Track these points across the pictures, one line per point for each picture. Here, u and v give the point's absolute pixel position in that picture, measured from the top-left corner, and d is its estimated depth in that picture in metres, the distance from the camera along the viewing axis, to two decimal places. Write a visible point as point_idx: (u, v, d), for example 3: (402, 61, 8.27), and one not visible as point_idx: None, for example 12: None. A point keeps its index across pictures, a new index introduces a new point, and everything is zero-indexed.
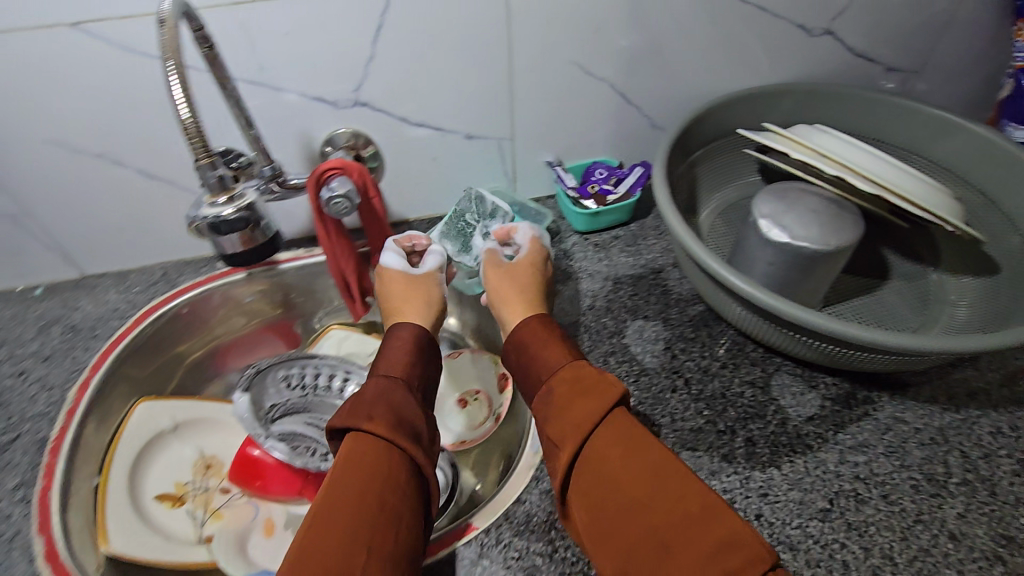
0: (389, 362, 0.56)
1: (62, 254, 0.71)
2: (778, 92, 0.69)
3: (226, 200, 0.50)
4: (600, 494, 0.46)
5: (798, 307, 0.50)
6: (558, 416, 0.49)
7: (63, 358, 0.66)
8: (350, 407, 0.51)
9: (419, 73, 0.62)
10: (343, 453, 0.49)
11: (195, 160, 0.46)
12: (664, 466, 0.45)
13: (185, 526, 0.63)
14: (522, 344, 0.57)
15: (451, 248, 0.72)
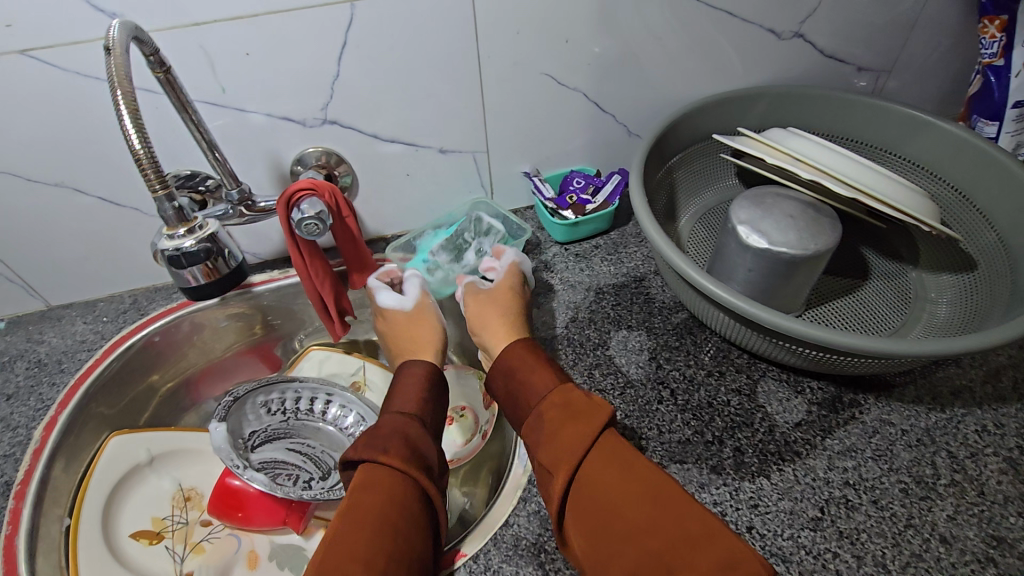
0: (403, 398, 0.55)
1: (25, 286, 0.68)
2: (750, 95, 0.69)
3: (185, 232, 0.48)
4: (600, 519, 0.44)
5: (780, 314, 0.49)
6: (548, 441, 0.49)
7: (28, 396, 0.63)
8: (366, 438, 0.50)
9: (388, 89, 0.61)
10: (355, 485, 0.48)
11: (150, 191, 0.45)
12: (663, 490, 0.44)
13: (165, 563, 0.60)
14: (509, 370, 0.56)
15: (444, 259, 0.75)
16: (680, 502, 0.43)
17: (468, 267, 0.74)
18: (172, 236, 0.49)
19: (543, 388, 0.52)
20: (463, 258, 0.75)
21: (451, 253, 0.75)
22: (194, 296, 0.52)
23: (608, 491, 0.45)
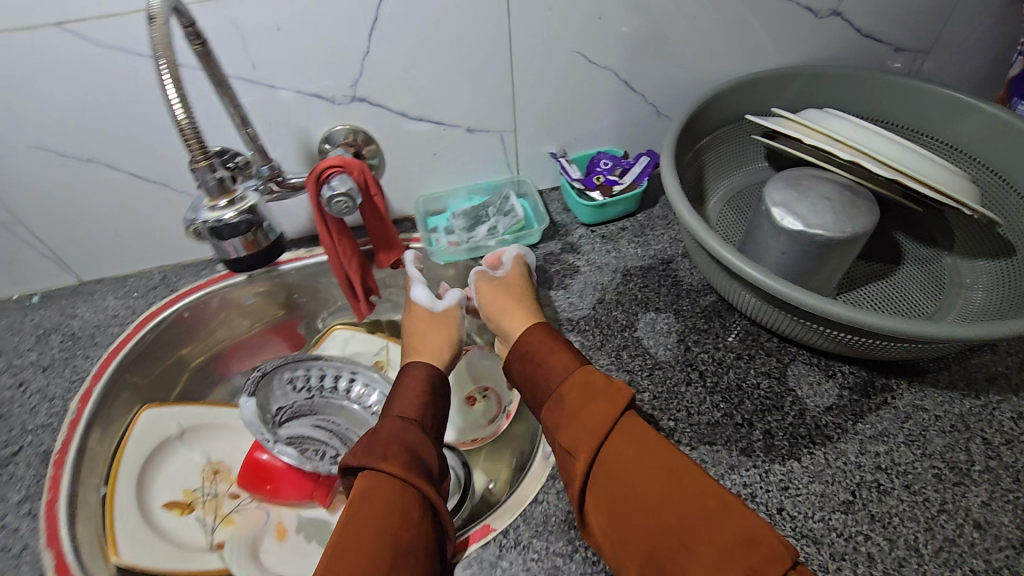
0: (401, 402, 0.54)
1: (58, 260, 0.69)
2: (784, 76, 0.68)
3: (227, 204, 0.48)
4: (619, 506, 0.44)
5: (819, 296, 0.48)
6: (568, 424, 0.48)
7: (63, 367, 0.64)
8: (363, 445, 0.49)
9: (420, 66, 0.61)
10: (353, 495, 0.47)
11: (192, 162, 0.45)
12: (682, 470, 0.43)
13: (197, 533, 0.62)
14: (529, 352, 0.55)
15: (459, 223, 0.73)
16: (699, 483, 0.43)
17: (475, 237, 0.71)
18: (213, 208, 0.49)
19: (557, 373, 0.52)
20: (476, 228, 0.72)
21: (468, 221, 0.73)
22: (234, 269, 0.54)
23: (625, 476, 0.44)
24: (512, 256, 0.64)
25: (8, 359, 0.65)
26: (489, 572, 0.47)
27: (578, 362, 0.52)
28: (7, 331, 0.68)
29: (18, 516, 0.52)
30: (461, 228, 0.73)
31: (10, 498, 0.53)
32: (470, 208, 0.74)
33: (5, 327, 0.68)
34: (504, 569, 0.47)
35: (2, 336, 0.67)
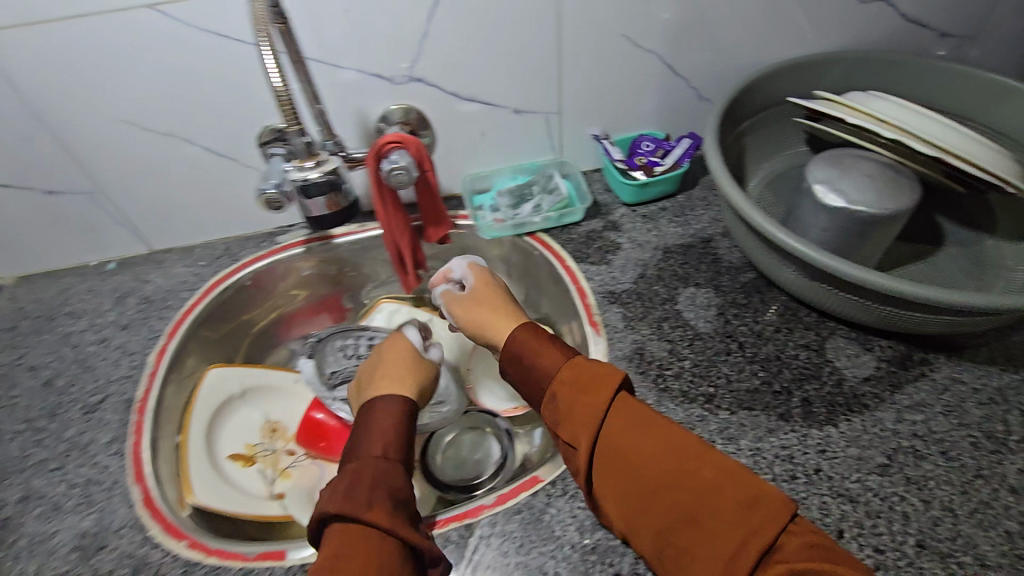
0: (378, 442, 0.49)
1: (133, 230, 0.74)
2: (826, 60, 0.69)
3: (313, 164, 0.59)
4: (622, 490, 0.43)
5: (862, 268, 0.51)
6: (567, 418, 0.47)
7: (140, 327, 0.69)
8: (343, 492, 0.44)
9: (475, 48, 0.64)
10: (330, 550, 0.41)
11: (287, 127, 0.55)
12: (678, 444, 0.42)
13: (259, 484, 0.66)
14: (522, 352, 0.53)
15: (505, 201, 0.76)
16: (695, 456, 0.42)
17: (522, 212, 0.74)
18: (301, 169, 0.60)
19: (547, 370, 0.51)
20: (522, 204, 0.75)
21: (514, 198, 0.76)
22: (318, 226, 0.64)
23: (622, 461, 0.44)
24: (467, 264, 0.64)
25: (90, 318, 0.70)
26: (539, 518, 0.50)
27: (565, 356, 0.51)
28: (88, 293, 0.73)
29: (107, 455, 0.57)
30: (508, 205, 0.75)
31: (100, 439, 0.58)
32: (514, 187, 0.77)
33: (85, 291, 0.74)
34: (553, 516, 0.50)
35: (83, 298, 0.73)
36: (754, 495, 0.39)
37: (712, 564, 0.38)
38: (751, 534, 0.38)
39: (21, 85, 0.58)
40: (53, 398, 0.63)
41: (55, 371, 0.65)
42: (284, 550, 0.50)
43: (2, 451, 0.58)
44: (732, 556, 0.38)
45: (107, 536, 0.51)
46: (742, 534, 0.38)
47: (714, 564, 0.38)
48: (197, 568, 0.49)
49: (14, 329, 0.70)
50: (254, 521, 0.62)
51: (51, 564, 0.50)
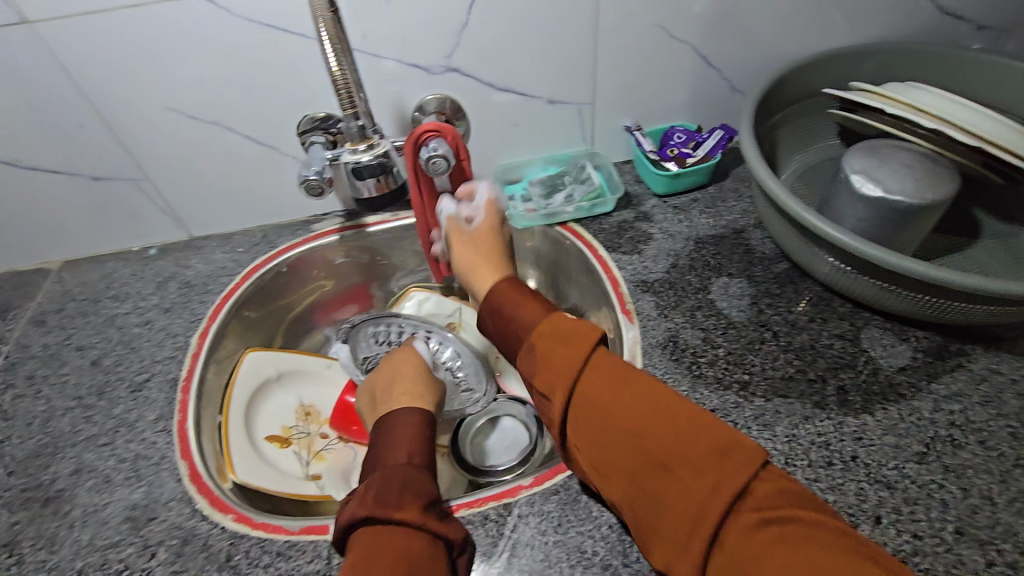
0: (402, 450, 0.49)
1: (174, 217, 0.76)
2: (862, 51, 0.69)
3: (366, 148, 0.55)
4: (594, 438, 0.43)
5: (899, 256, 0.51)
6: (541, 368, 0.48)
7: (182, 310, 0.71)
8: (373, 496, 0.43)
9: (512, 39, 0.65)
10: (360, 553, 0.40)
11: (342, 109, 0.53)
12: (647, 390, 0.43)
13: (295, 464, 0.68)
14: (498, 303, 0.56)
15: (537, 191, 0.78)
16: (671, 407, 0.42)
17: (554, 202, 0.76)
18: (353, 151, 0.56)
19: (527, 323, 0.53)
20: (554, 194, 0.77)
21: (546, 189, 0.78)
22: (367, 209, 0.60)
23: (595, 409, 0.44)
24: (485, 199, 0.66)
25: (134, 302, 0.72)
26: (576, 499, 0.50)
27: (545, 310, 0.53)
28: (131, 278, 0.75)
29: (155, 431, 0.59)
30: (540, 195, 0.77)
31: (147, 416, 0.61)
32: (546, 178, 0.79)
33: (129, 275, 0.76)
34: (589, 497, 0.51)
35: (127, 282, 0.75)
36: (728, 443, 0.38)
37: (682, 511, 0.38)
38: (722, 481, 0.37)
39: (73, 73, 0.59)
40: (101, 376, 0.65)
41: (102, 351, 0.67)
42: (329, 525, 0.52)
43: (54, 426, 0.61)
44: (702, 502, 0.37)
45: (156, 508, 0.53)
46: (712, 480, 0.37)
47: (683, 511, 0.38)
48: (244, 540, 0.51)
49: (61, 311, 0.73)
50: (292, 499, 0.63)
51: (104, 533, 0.52)
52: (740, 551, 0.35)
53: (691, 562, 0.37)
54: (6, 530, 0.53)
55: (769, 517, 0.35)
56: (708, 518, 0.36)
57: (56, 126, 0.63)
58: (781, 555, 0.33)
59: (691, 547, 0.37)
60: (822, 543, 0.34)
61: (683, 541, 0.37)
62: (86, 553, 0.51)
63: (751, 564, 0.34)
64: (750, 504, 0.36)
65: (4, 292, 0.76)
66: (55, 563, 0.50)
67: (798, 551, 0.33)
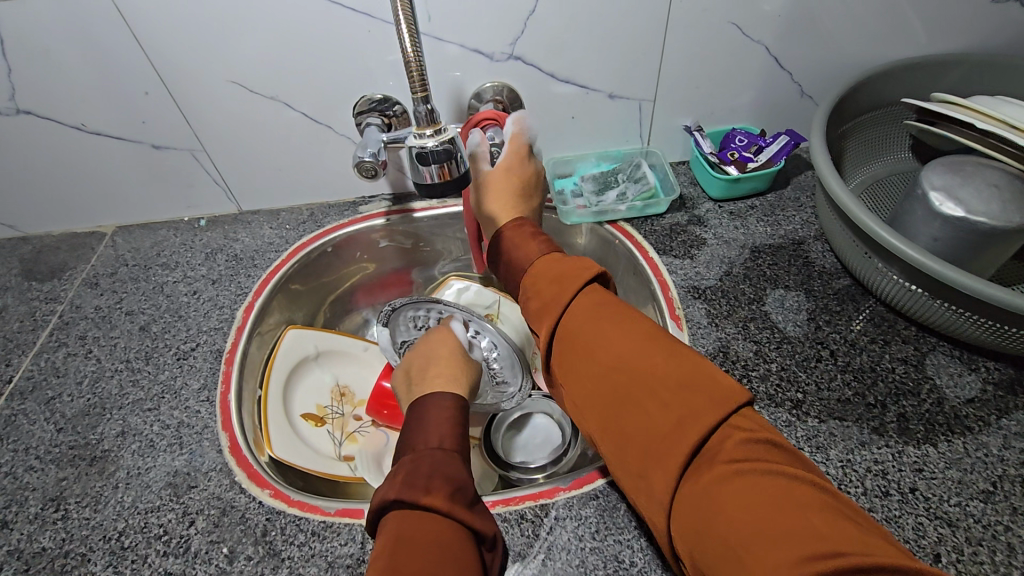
0: (435, 433, 0.46)
1: (226, 189, 0.77)
2: (947, 61, 0.66)
3: (433, 133, 0.51)
4: (577, 369, 0.44)
5: (977, 279, 0.48)
6: (534, 301, 0.50)
7: (229, 282, 0.72)
8: (403, 477, 0.41)
9: (577, 28, 0.63)
10: (388, 538, 0.38)
11: (412, 93, 0.49)
12: (630, 327, 0.43)
13: (328, 444, 0.68)
14: (508, 243, 0.57)
15: (589, 187, 0.76)
16: (651, 345, 0.41)
17: (606, 199, 0.74)
18: (420, 136, 0.52)
19: (529, 260, 0.54)
20: (606, 191, 0.75)
21: (598, 185, 0.76)
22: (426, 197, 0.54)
23: (582, 339, 0.44)
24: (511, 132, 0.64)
25: (183, 271, 0.74)
26: (615, 506, 0.49)
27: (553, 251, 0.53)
28: (182, 247, 0.77)
29: (198, 401, 0.60)
30: (593, 191, 0.76)
31: (191, 385, 0.61)
32: (599, 175, 0.78)
33: (180, 243, 0.77)
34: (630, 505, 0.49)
35: (177, 251, 0.76)
36: (707, 385, 0.37)
37: (651, 445, 0.37)
38: (693, 417, 0.36)
39: (141, 41, 0.60)
40: (149, 342, 0.66)
41: (150, 317, 0.69)
42: (363, 509, 0.51)
43: (103, 387, 0.62)
44: (670, 439, 0.36)
45: (197, 477, 0.54)
46: (683, 417, 0.36)
47: (652, 446, 0.37)
48: (280, 517, 0.51)
49: (114, 275, 0.74)
50: (323, 478, 0.62)
51: (145, 497, 0.53)
52: (700, 492, 0.34)
53: (654, 498, 0.36)
54: (54, 485, 0.54)
55: (737, 460, 0.33)
56: (674, 454, 0.36)
57: (120, 92, 0.64)
58: (739, 495, 0.32)
59: (655, 483, 0.36)
60: (793, 497, 0.31)
61: (649, 477, 0.37)
62: (128, 515, 0.52)
63: (708, 503, 0.33)
64: (721, 445, 0.35)
65: (60, 252, 0.78)
66: (98, 522, 0.51)
67: (760, 494, 0.31)
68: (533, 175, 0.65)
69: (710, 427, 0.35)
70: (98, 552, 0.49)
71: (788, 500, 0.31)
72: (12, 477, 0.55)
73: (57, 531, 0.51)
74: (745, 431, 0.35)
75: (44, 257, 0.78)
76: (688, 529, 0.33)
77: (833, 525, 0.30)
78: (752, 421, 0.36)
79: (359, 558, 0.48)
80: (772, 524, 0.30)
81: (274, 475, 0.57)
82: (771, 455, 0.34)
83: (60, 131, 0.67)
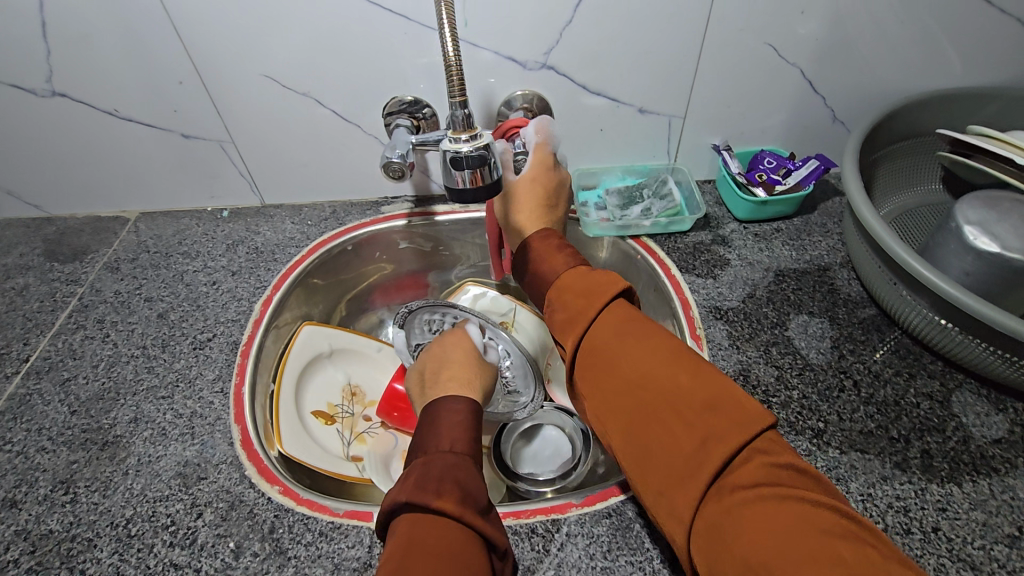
0: (447, 437, 0.46)
1: (250, 181, 0.77)
2: (985, 94, 0.65)
3: (468, 138, 0.51)
4: (601, 383, 0.43)
5: (999, 310, 0.47)
6: (559, 312, 0.49)
7: (249, 275, 0.72)
8: (414, 481, 0.41)
9: (613, 41, 0.62)
10: (398, 542, 0.37)
11: (449, 96, 0.49)
12: (656, 343, 0.42)
13: (338, 443, 0.67)
14: (535, 257, 0.56)
15: (614, 201, 0.75)
16: (678, 363, 0.41)
17: (630, 214, 0.73)
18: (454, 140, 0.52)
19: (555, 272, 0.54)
20: (630, 206, 0.74)
21: (622, 199, 0.76)
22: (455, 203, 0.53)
23: (607, 353, 0.44)
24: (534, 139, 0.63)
25: (204, 260, 0.74)
26: (628, 526, 0.48)
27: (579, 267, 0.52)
28: (203, 237, 0.77)
29: (212, 391, 0.60)
30: (618, 205, 0.75)
31: (206, 375, 0.61)
32: (623, 189, 0.77)
33: (201, 233, 0.78)
34: (642, 527, 0.49)
35: (199, 240, 0.77)
36: (732, 406, 0.37)
37: (672, 462, 0.37)
38: (717, 437, 0.36)
39: (180, 31, 0.60)
40: (166, 329, 0.66)
41: (169, 304, 0.69)
42: (372, 512, 0.51)
43: (118, 372, 0.62)
44: (694, 459, 0.36)
45: (207, 469, 0.54)
46: (708, 437, 0.36)
47: (675, 462, 0.37)
48: (288, 515, 0.50)
49: (135, 261, 0.75)
50: (332, 477, 0.62)
51: (154, 486, 0.53)
52: (721, 512, 0.33)
53: (674, 516, 0.36)
54: (64, 468, 0.54)
55: (759, 483, 0.33)
56: (698, 474, 0.35)
57: (154, 79, 0.64)
58: (762, 518, 0.32)
59: (676, 498, 0.36)
60: (817, 523, 0.31)
61: (670, 496, 0.36)
62: (137, 503, 0.51)
63: (729, 523, 0.32)
64: (746, 466, 0.34)
65: (83, 235, 0.79)
66: (106, 508, 0.51)
67: (785, 520, 0.31)
68: (558, 185, 0.64)
69: (736, 447, 0.35)
70: (104, 538, 0.49)
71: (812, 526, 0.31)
72: (23, 457, 0.55)
73: (65, 514, 0.51)
74: (768, 456, 0.35)
75: (67, 239, 0.78)
76: (708, 544, 0.33)
77: (857, 554, 0.29)
78: (775, 444, 0.36)
79: (366, 562, 0.47)
80: (795, 549, 0.30)
81: (283, 470, 0.57)
82: (793, 480, 0.34)
83: (93, 115, 0.68)
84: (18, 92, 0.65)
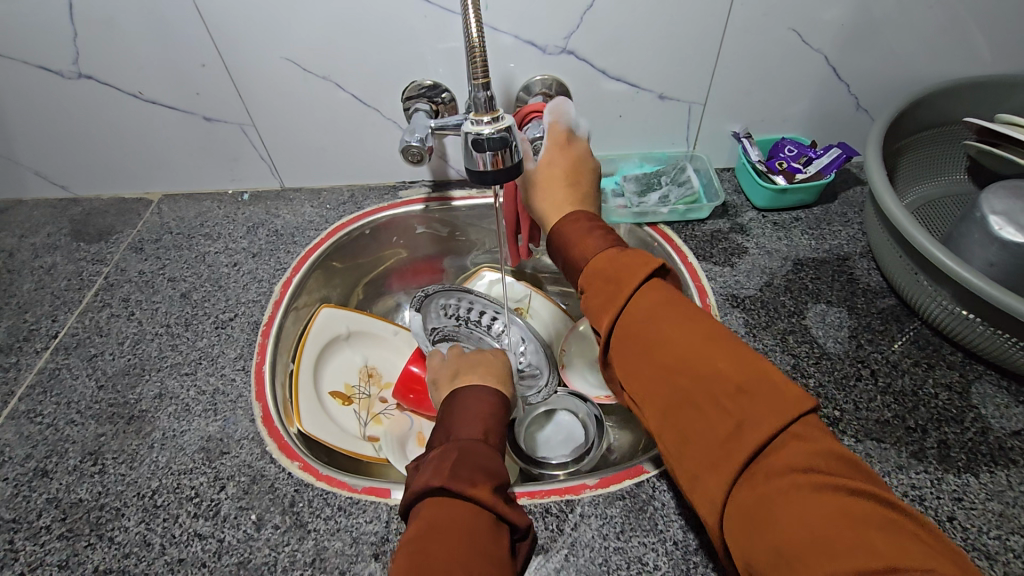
0: (478, 427, 0.46)
1: (270, 164, 0.78)
2: (1014, 82, 0.63)
3: (489, 120, 0.51)
4: (636, 365, 0.42)
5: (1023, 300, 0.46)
6: (592, 293, 0.47)
7: (269, 257, 0.73)
8: (448, 467, 0.40)
9: (634, 26, 0.62)
10: (427, 525, 0.37)
11: (471, 78, 0.50)
12: (693, 325, 0.40)
13: (354, 423, 0.68)
14: (564, 241, 0.53)
15: (632, 187, 0.75)
16: (714, 345, 0.39)
17: (647, 200, 0.73)
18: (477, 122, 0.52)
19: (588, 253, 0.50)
20: (648, 192, 0.74)
21: (640, 185, 0.75)
22: (477, 184, 0.54)
23: (641, 335, 0.42)
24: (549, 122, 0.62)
25: (225, 242, 0.75)
26: (642, 508, 0.49)
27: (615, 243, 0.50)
28: (224, 219, 0.78)
29: (234, 368, 0.61)
30: (635, 192, 0.75)
31: (228, 353, 0.63)
32: (641, 176, 0.77)
33: (222, 216, 0.79)
34: (656, 509, 0.49)
35: (220, 222, 0.78)
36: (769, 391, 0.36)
37: (709, 447, 0.36)
38: (752, 423, 0.35)
39: (204, 15, 0.61)
40: (189, 308, 0.67)
41: (191, 285, 0.70)
42: (388, 488, 0.52)
43: (143, 349, 0.64)
44: (728, 446, 0.35)
45: (230, 444, 0.55)
46: (744, 423, 0.35)
47: (711, 449, 0.36)
48: (308, 489, 0.51)
49: (158, 241, 0.76)
50: (348, 456, 0.63)
51: (179, 459, 0.54)
52: (757, 499, 0.33)
53: (708, 501, 0.36)
54: (93, 440, 0.56)
55: (794, 470, 0.32)
56: (732, 460, 0.35)
57: (179, 62, 0.65)
58: (799, 507, 0.31)
59: (711, 484, 0.35)
60: (855, 511, 0.30)
61: (705, 480, 0.36)
62: (163, 475, 0.53)
63: (765, 508, 0.32)
64: (782, 452, 0.33)
65: (108, 216, 0.80)
66: (132, 480, 0.53)
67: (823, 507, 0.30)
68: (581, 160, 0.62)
69: (772, 435, 0.34)
70: (131, 508, 0.51)
71: (849, 515, 0.30)
72: (54, 429, 0.57)
73: (94, 484, 0.52)
74: (805, 441, 0.34)
75: (93, 219, 0.80)
76: (744, 528, 0.33)
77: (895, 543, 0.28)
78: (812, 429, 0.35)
79: (384, 537, 0.48)
80: (830, 537, 0.29)
81: (303, 448, 0.59)
82: (831, 467, 0.33)
83: (118, 97, 0.69)
84: (44, 73, 0.66)
